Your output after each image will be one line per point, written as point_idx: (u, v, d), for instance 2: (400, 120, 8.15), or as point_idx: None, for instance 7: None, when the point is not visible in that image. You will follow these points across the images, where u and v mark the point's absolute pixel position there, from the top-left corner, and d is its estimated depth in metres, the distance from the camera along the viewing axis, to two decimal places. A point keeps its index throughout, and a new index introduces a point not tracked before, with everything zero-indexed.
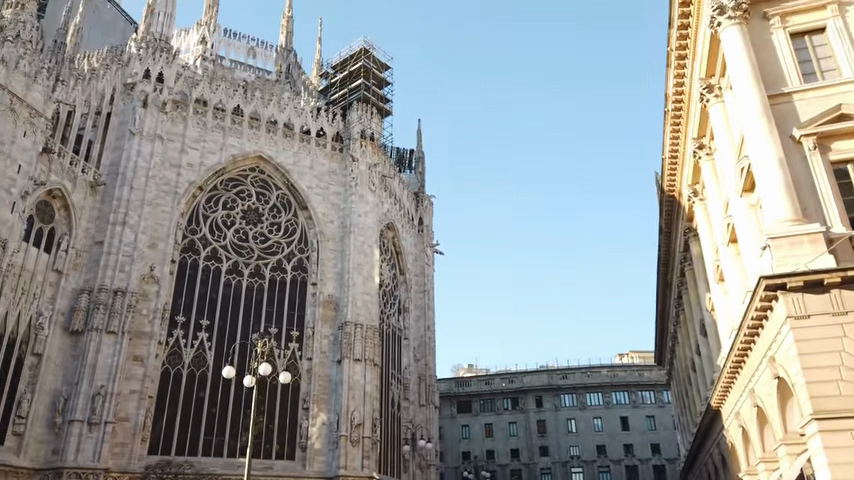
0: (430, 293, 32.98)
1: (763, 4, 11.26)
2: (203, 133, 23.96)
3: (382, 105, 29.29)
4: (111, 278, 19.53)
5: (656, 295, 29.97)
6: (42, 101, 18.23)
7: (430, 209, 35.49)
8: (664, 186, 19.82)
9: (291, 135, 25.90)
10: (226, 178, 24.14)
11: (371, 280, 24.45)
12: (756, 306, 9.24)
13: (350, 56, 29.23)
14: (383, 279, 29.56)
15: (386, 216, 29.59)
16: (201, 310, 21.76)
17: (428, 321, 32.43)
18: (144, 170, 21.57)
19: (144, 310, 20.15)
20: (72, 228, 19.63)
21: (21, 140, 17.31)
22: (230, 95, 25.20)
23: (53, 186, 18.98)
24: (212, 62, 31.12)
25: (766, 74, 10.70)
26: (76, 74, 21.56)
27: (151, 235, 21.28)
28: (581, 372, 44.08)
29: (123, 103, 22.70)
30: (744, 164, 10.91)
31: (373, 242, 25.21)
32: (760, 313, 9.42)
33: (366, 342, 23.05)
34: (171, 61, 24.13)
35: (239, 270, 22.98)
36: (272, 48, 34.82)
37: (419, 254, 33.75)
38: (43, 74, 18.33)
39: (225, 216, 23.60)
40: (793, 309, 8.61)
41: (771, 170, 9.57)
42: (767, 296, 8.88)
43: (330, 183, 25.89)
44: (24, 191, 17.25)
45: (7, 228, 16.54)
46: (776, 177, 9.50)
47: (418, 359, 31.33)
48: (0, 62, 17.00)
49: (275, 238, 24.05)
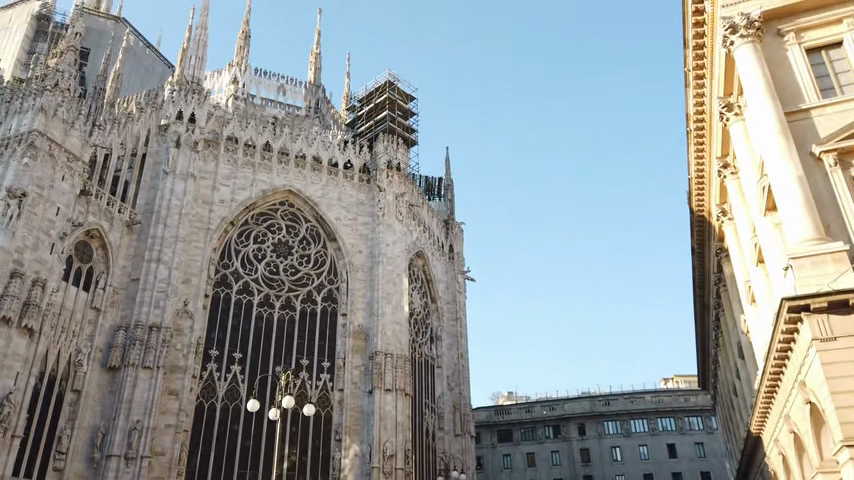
0: (463, 320, 32.77)
1: (777, 21, 11.12)
2: (234, 171, 24.65)
3: (408, 135, 29.67)
4: (146, 314, 20.06)
5: (695, 317, 29.16)
6: (80, 146, 19.10)
7: (460, 236, 35.52)
8: (693, 206, 19.42)
9: (319, 168, 26.41)
10: (257, 212, 24.66)
11: (400, 309, 24.49)
12: (780, 329, 8.96)
13: (375, 89, 29.79)
14: (415, 308, 29.57)
15: (415, 245, 29.73)
16: (234, 344, 22.10)
17: (461, 349, 32.14)
18: (178, 207, 22.25)
19: (179, 345, 20.59)
20: (109, 267, 20.27)
21: (59, 184, 18.13)
22: (260, 132, 25.90)
23: (92, 226, 19.69)
24: (244, 101, 32.13)
25: (783, 91, 10.52)
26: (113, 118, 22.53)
27: (185, 271, 21.84)
28: (625, 398, 42.84)
29: (158, 144, 23.57)
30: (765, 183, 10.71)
31: (402, 271, 25.34)
32: (786, 336, 9.13)
33: (397, 372, 23.03)
34: (202, 102, 25.02)
35: (271, 303, 23.32)
36: (302, 85, 35.67)
37: (450, 282, 33.71)
38: (80, 120, 19.22)
39: (256, 249, 24.06)
40: (818, 331, 8.31)
41: (791, 188, 9.38)
42: (792, 319, 8.62)
43: (358, 213, 26.21)
44: (62, 232, 17.98)
45: (47, 269, 17.22)
46: (796, 195, 9.31)
47: (453, 388, 31.05)
48: (40, 111, 17.90)
49: (305, 270, 24.38)
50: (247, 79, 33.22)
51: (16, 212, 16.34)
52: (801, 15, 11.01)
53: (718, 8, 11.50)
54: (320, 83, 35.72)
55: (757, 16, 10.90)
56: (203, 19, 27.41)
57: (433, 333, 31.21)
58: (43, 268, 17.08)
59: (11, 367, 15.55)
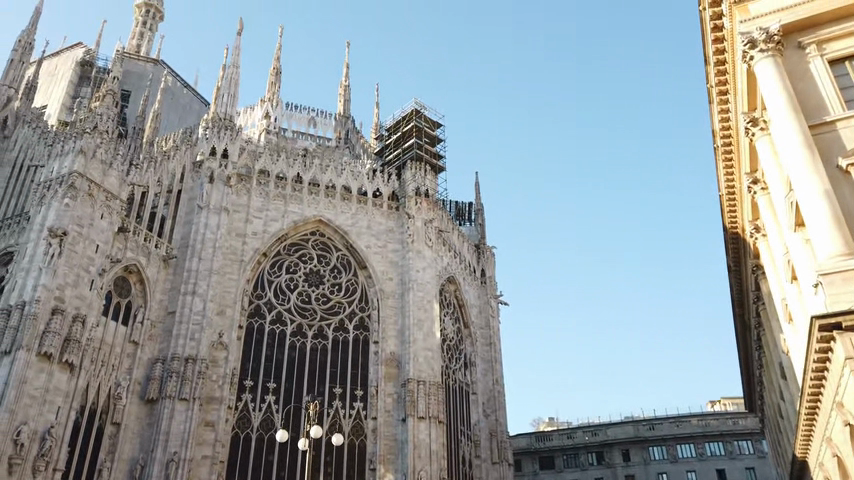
0: (497, 345, 32.46)
1: (798, 34, 10.94)
2: (266, 203, 25.16)
3: (435, 162, 29.90)
4: (182, 346, 20.49)
5: (736, 337, 28.29)
6: (117, 185, 19.85)
7: (492, 260, 35.41)
8: (726, 223, 18.98)
9: (349, 198, 26.77)
10: (288, 242, 25.08)
11: (432, 336, 24.44)
12: (814, 348, 8.66)
13: (401, 118, 30.21)
14: (447, 334, 29.46)
15: (446, 270, 29.75)
16: (268, 374, 22.34)
17: (497, 375, 31.76)
18: (212, 241, 22.79)
19: (214, 376, 20.93)
20: (146, 301, 20.82)
21: (98, 222, 18.83)
22: (290, 165, 26.47)
23: (130, 261, 20.31)
24: (275, 135, 32.93)
25: (806, 104, 10.32)
26: (150, 157, 23.37)
27: (220, 303, 22.27)
28: (670, 422, 41.52)
29: (192, 180, 24.28)
30: (792, 198, 10.47)
31: (433, 297, 25.35)
32: (821, 356, 8.81)
33: (430, 399, 22.90)
34: (234, 138, 25.74)
35: (303, 332, 23.56)
36: (332, 116, 36.06)
37: (483, 306, 33.54)
38: (118, 161, 19.99)
39: (288, 279, 24.41)
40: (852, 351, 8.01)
41: (817, 202, 9.17)
42: (823, 338, 8.36)
43: (388, 240, 26.41)
44: (101, 268, 18.62)
45: (87, 304, 17.81)
46: (823, 210, 9.08)
47: (489, 415, 30.68)
48: (80, 153, 18.69)
49: (337, 298, 24.59)
50: (278, 113, 34.00)
51: (57, 250, 17.00)
52: (822, 27, 10.81)
53: (737, 23, 11.40)
54: (349, 114, 36.38)
55: (776, 29, 10.76)
56: (234, 58, 28.35)
57: (467, 358, 31.00)
58: (83, 304, 17.66)
59: (53, 401, 16.05)
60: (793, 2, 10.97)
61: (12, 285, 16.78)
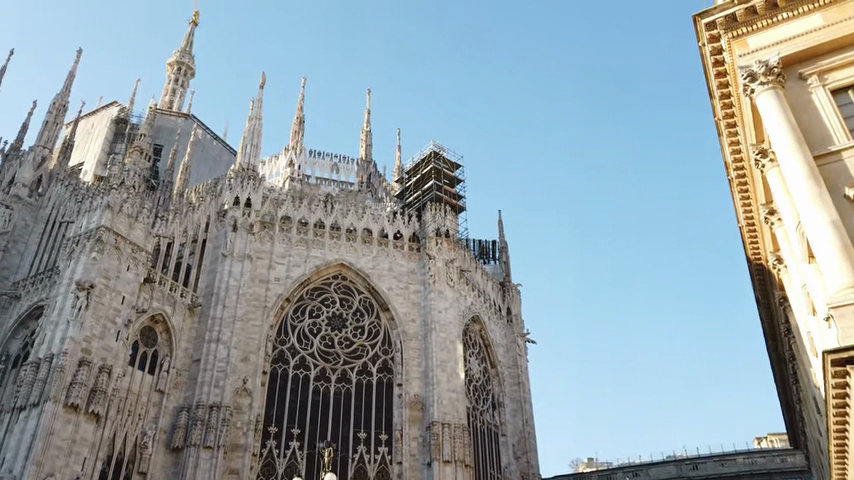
0: (526, 385, 31.88)
1: (799, 65, 10.90)
2: (288, 249, 25.56)
3: (455, 202, 30.11)
4: (207, 394, 20.71)
5: (772, 370, 27.33)
6: (143, 237, 20.51)
7: (518, 298, 35.14)
8: (749, 254, 18.54)
9: (370, 241, 27.06)
10: (311, 287, 25.36)
11: (456, 377, 24.21)
12: (832, 385, 8.39)
13: (420, 160, 30.64)
14: (473, 374, 29.12)
15: (470, 310, 29.62)
16: (292, 419, 22.36)
17: (526, 415, 31.15)
18: (235, 288, 23.21)
19: (239, 423, 21.02)
20: (172, 350, 21.19)
21: (124, 274, 19.42)
22: (312, 210, 26.95)
23: (156, 311, 20.80)
24: (299, 181, 33.66)
25: (811, 135, 10.21)
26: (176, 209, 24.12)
27: (244, 349, 22.51)
28: (714, 461, 38.94)
29: (217, 229, 24.90)
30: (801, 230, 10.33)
31: (456, 337, 25.23)
32: (840, 392, 8.53)
33: (455, 442, 22.59)
34: (257, 186, 26.40)
35: (327, 376, 23.59)
36: (354, 161, 36.76)
37: (509, 345, 33.14)
38: (143, 213, 20.70)
39: (311, 324, 24.58)
40: None
41: (823, 235, 9.04)
42: (839, 374, 8.14)
43: (409, 282, 26.51)
44: (127, 319, 19.10)
45: (113, 355, 18.22)
46: (830, 241, 8.94)
47: (520, 457, 29.96)
48: (107, 208, 19.43)
49: (360, 342, 24.65)
50: (302, 161, 34.77)
51: (84, 302, 17.53)
52: (823, 57, 10.74)
53: (736, 57, 11.44)
54: (371, 158, 37.03)
55: (775, 62, 10.75)
56: (257, 110, 29.28)
57: (495, 399, 30.54)
58: (109, 355, 18.08)
59: (79, 452, 16.34)
60: (792, 34, 10.97)
61: (41, 339, 17.33)
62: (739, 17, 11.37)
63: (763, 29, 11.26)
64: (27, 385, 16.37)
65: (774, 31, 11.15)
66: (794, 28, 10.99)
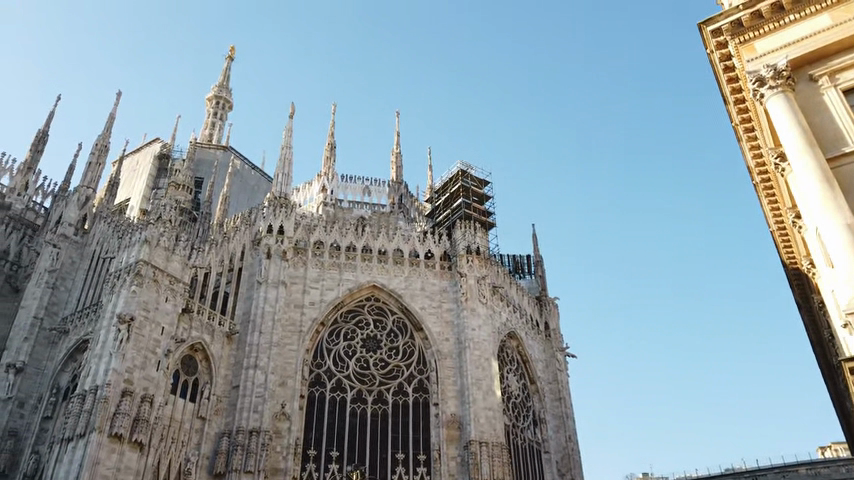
0: (567, 400, 31.42)
1: (809, 66, 10.73)
2: (322, 273, 26.04)
3: (484, 219, 30.18)
4: (246, 419, 21.16)
5: (823, 377, 26.17)
6: (180, 268, 21.31)
7: (555, 312, 34.81)
8: (784, 259, 17.99)
9: (401, 261, 27.34)
10: (345, 309, 25.74)
11: (492, 395, 24.10)
12: None
13: (448, 179, 30.86)
14: (512, 391, 28.89)
15: (505, 326, 29.50)
16: (330, 442, 22.65)
17: (569, 431, 30.61)
18: (271, 313, 23.73)
19: (278, 447, 21.39)
20: (212, 377, 21.81)
21: (163, 305, 20.18)
22: (343, 234, 27.42)
23: (195, 340, 21.48)
24: (333, 206, 34.29)
25: (823, 136, 10.02)
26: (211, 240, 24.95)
27: (281, 374, 22.95)
28: (775, 472, 37.25)
29: (252, 257, 25.60)
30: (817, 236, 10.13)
31: (490, 355, 25.16)
32: None
33: (494, 461, 22.44)
34: (289, 213, 27.02)
35: (363, 398, 23.84)
36: (385, 183, 37.18)
37: (548, 361, 32.77)
38: (179, 246, 21.51)
39: (346, 346, 24.91)
40: None
41: (837, 240, 8.88)
42: None
43: (442, 300, 26.63)
44: (167, 349, 19.78)
45: (155, 384, 18.88)
46: (842, 247, 8.78)
47: (564, 474, 29.45)
48: (145, 243, 20.30)
49: (394, 362, 24.85)
50: (335, 186, 35.41)
51: (126, 335, 18.26)
52: (833, 57, 10.55)
53: (744, 62, 11.32)
54: (402, 179, 37.45)
55: (784, 65, 10.59)
56: (287, 139, 30.07)
57: (536, 415, 30.21)
58: (150, 385, 18.73)
59: None
60: (799, 36, 10.79)
61: (87, 372, 18.14)
62: (744, 22, 11.23)
63: (770, 33, 11.11)
64: (75, 415, 17.12)
65: (781, 34, 10.99)
66: (802, 30, 10.81)
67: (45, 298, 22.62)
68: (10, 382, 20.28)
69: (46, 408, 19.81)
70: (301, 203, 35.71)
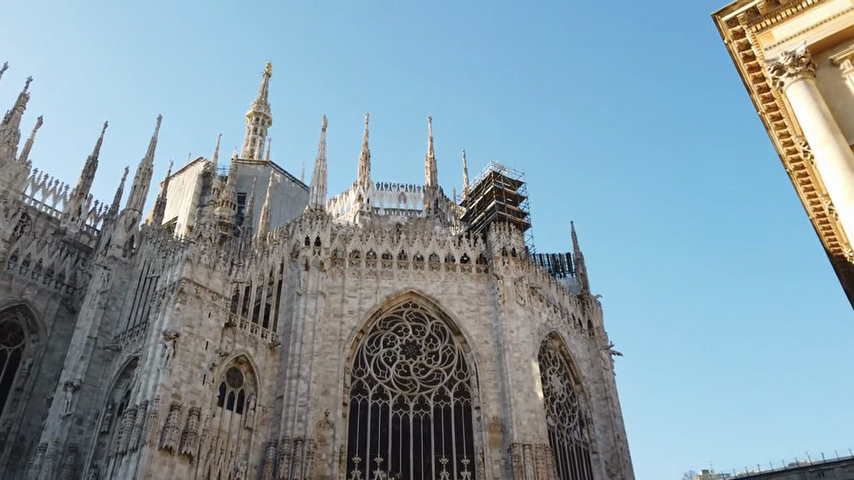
0: (614, 398, 30.92)
1: (830, 51, 10.41)
2: (359, 282, 26.44)
3: (519, 220, 30.05)
4: (291, 428, 21.67)
5: None
6: (222, 284, 22.03)
7: (598, 309, 34.34)
8: (827, 247, 17.31)
9: (437, 266, 27.51)
10: (383, 317, 26.07)
11: (534, 397, 23.99)
12: None
13: (481, 182, 30.87)
14: (556, 392, 28.64)
15: (545, 326, 29.29)
16: (375, 448, 22.97)
17: (617, 431, 30.09)
18: (311, 324, 24.23)
19: (323, 454, 21.83)
20: (257, 388, 22.45)
21: (207, 320, 20.89)
22: (379, 242, 27.78)
23: (239, 353, 22.15)
24: (369, 215, 34.76)
25: (846, 123, 9.74)
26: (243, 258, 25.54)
27: (324, 383, 23.40)
28: (842, 467, 35.49)
29: (291, 269, 26.21)
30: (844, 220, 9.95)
31: (530, 356, 25.03)
32: None
33: (538, 463, 22.33)
34: (325, 224, 27.41)
35: (405, 404, 24.07)
36: (420, 189, 37.33)
37: (593, 360, 32.31)
38: (220, 262, 22.26)
39: (386, 353, 25.20)
40: None
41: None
42: None
43: (480, 303, 26.66)
44: (212, 363, 20.47)
45: (202, 397, 19.55)
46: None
47: (614, 474, 28.96)
48: (187, 261, 21.08)
49: (435, 367, 25.03)
50: (371, 194, 35.85)
51: (172, 351, 19.01)
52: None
53: (763, 51, 11.05)
54: (437, 184, 37.62)
55: (803, 51, 10.29)
56: (321, 152, 30.65)
57: (582, 416, 29.85)
58: (197, 398, 19.40)
59: None
60: (817, 21, 10.48)
61: (138, 387, 18.97)
62: (760, 9, 10.95)
63: (788, 19, 10.81)
64: (128, 430, 17.96)
65: (799, 19, 10.68)
66: (821, 14, 10.49)
67: (98, 318, 23.77)
68: (69, 400, 21.47)
69: (102, 423, 20.78)
70: (339, 213, 36.26)
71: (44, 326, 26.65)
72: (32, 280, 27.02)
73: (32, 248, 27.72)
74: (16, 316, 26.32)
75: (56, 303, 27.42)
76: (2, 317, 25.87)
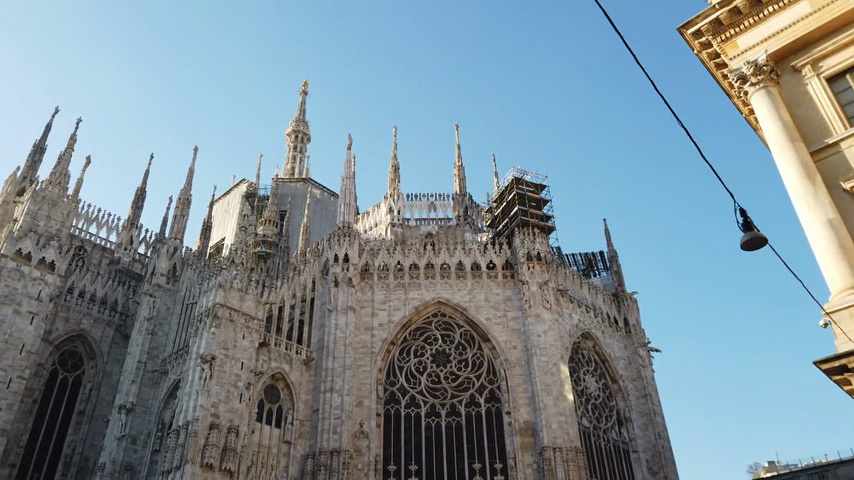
0: (653, 396, 30.69)
1: (792, 57, 10.79)
2: (388, 294, 27.26)
3: (543, 223, 30.31)
4: (327, 440, 22.63)
5: None
6: (254, 305, 23.38)
7: (635, 307, 34.05)
8: None
9: (464, 274, 28.09)
10: (413, 327, 26.82)
11: (563, 400, 24.25)
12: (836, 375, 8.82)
13: (504, 188, 31.27)
14: (591, 392, 28.73)
15: (576, 328, 29.41)
16: (409, 457, 23.74)
17: (658, 428, 29.71)
18: (342, 339, 25.14)
19: (359, 464, 22.72)
20: (293, 402, 23.64)
21: (241, 342, 22.19)
22: (406, 254, 28.51)
23: (274, 370, 23.35)
24: (400, 226, 35.63)
25: (808, 130, 10.17)
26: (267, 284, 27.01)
27: (358, 394, 24.32)
28: None
29: (322, 286, 27.31)
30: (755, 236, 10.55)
31: (559, 359, 25.29)
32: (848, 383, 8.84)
33: (569, 466, 22.60)
34: (352, 240, 28.18)
35: (437, 412, 24.78)
36: (449, 196, 37.86)
37: (631, 358, 32.12)
38: (251, 286, 23.61)
39: (417, 363, 25.96)
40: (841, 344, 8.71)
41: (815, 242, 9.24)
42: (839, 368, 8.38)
43: (507, 309, 27.10)
44: (248, 382, 21.72)
45: (239, 415, 20.78)
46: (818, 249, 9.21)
47: (656, 472, 28.72)
48: (221, 286, 22.45)
49: (465, 374, 25.64)
50: (401, 206, 36.67)
51: (209, 373, 20.39)
52: (815, 45, 10.59)
53: (730, 59, 11.41)
54: (466, 191, 38.10)
55: (764, 60, 10.63)
56: (347, 170, 31.63)
57: (621, 415, 29.90)
58: (235, 416, 20.64)
59: None
60: (779, 27, 10.83)
61: (180, 409, 20.40)
62: (723, 20, 11.31)
63: (751, 27, 11.16)
64: (172, 449, 19.40)
65: (762, 27, 11.04)
66: (781, 21, 10.85)
67: (147, 344, 25.51)
68: (123, 421, 23.19)
69: (153, 442, 22.25)
70: (372, 227, 37.21)
71: (100, 352, 28.63)
72: (88, 310, 29.00)
73: (86, 280, 29.70)
74: (76, 345, 28.34)
75: (111, 330, 29.39)
76: (63, 346, 27.89)
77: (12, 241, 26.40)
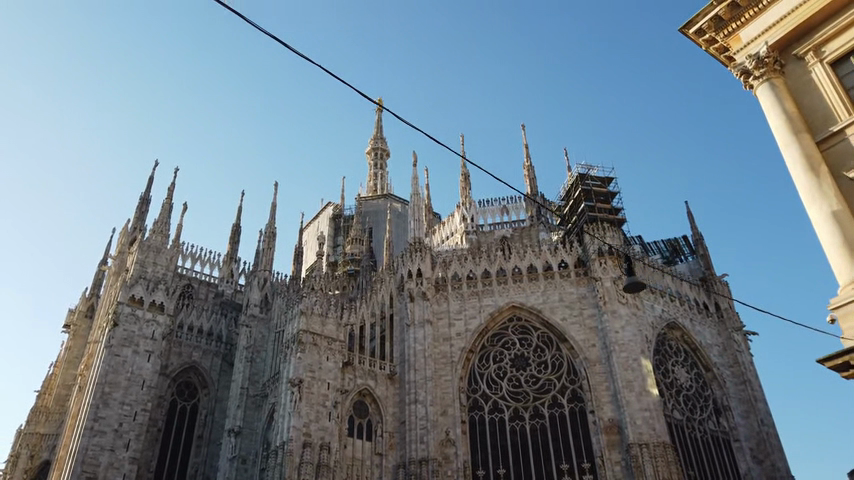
0: (753, 382, 29.34)
1: (796, 44, 10.80)
2: (463, 304, 28.04)
3: (612, 217, 30.11)
4: (416, 450, 23.70)
5: None
6: (336, 328, 25.04)
7: (726, 290, 32.67)
8: None
9: (536, 277, 28.32)
10: (490, 334, 27.44)
11: (647, 395, 23.95)
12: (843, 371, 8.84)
13: (570, 185, 31.60)
14: (682, 384, 27.98)
15: (660, 319, 28.77)
16: (496, 461, 24.37)
17: (761, 416, 28.40)
18: (422, 351, 26.17)
19: (449, 471, 23.52)
20: (381, 415, 25.01)
21: (326, 364, 23.82)
22: (477, 263, 29.14)
23: (361, 387, 24.87)
24: (475, 233, 36.34)
25: (814, 119, 10.21)
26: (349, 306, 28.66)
27: (442, 404, 25.24)
28: None
29: (400, 302, 28.65)
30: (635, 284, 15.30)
31: (639, 354, 25.01)
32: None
33: (658, 462, 22.27)
34: (423, 255, 29.18)
35: (521, 415, 25.25)
36: (521, 198, 38.08)
37: (726, 343, 30.87)
38: (331, 310, 25.29)
39: (497, 368, 26.57)
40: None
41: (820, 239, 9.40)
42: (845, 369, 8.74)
43: (582, 307, 27.06)
44: (335, 400, 23.30)
45: (330, 433, 22.37)
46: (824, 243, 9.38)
47: (762, 461, 27.43)
48: (303, 313, 24.28)
49: (545, 376, 25.96)
50: (474, 212, 37.38)
51: (298, 395, 22.17)
52: (817, 30, 10.53)
53: (735, 53, 11.63)
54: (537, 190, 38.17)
55: (765, 53, 10.82)
56: (414, 187, 32.74)
57: (718, 404, 28.88)
58: (326, 433, 22.26)
59: None
60: (779, 16, 10.86)
61: (278, 429, 22.28)
62: (722, 17, 11.51)
63: (753, 19, 11.29)
64: (273, 468, 21.28)
65: (763, 18, 11.12)
66: (781, 9, 10.86)
67: (248, 371, 27.85)
68: (233, 443, 25.60)
69: (259, 461, 24.29)
70: (448, 236, 38.11)
71: (211, 380, 31.46)
72: (197, 343, 31.90)
73: (192, 316, 32.56)
74: (190, 376, 31.31)
75: (218, 360, 32.19)
76: (179, 378, 30.91)
77: (126, 289, 29.79)
